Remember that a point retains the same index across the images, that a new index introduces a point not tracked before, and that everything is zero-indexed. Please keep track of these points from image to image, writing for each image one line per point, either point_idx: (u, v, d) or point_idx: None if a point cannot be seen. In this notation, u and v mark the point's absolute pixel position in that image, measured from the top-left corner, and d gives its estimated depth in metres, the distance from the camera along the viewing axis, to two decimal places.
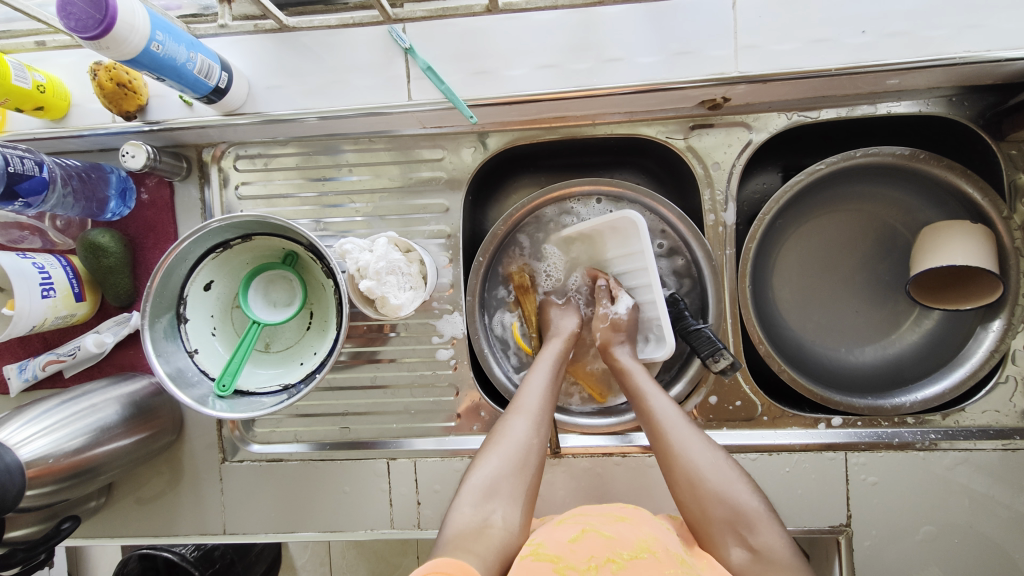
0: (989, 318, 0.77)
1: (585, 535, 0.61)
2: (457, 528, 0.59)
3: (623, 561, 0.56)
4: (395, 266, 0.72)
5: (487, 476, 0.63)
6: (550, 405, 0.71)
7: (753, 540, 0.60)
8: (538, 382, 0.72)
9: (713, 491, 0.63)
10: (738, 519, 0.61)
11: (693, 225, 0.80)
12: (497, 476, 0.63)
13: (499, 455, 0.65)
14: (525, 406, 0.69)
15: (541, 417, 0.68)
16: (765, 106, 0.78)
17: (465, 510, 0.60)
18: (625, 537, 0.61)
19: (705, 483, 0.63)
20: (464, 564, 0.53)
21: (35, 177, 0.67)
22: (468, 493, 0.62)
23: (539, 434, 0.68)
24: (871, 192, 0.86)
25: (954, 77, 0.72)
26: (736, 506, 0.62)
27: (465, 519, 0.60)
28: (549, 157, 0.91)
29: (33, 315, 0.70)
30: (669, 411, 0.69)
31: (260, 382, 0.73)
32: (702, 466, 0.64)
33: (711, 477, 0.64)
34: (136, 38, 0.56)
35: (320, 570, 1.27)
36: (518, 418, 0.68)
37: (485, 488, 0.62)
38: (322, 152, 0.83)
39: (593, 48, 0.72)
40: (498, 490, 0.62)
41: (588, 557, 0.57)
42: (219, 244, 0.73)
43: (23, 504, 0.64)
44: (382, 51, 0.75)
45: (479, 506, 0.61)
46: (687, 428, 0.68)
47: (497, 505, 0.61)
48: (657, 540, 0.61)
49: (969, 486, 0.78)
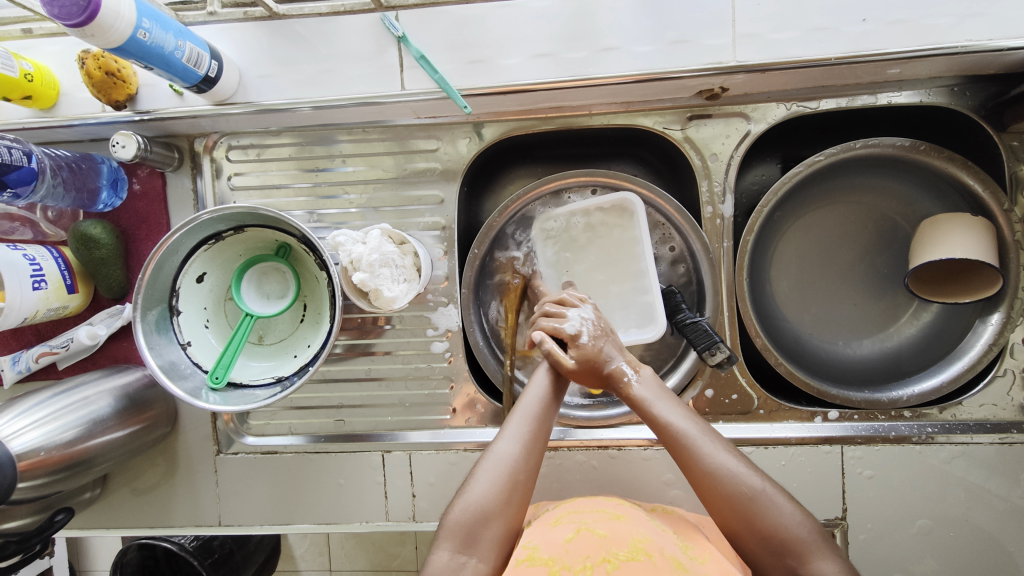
0: (988, 312, 0.77)
1: (580, 535, 0.61)
2: (432, 572, 0.58)
3: (618, 562, 0.56)
4: (388, 259, 0.72)
5: (469, 512, 0.60)
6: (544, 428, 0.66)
7: (803, 569, 0.56)
8: (529, 394, 0.67)
9: (756, 525, 0.58)
10: (785, 550, 0.57)
11: (690, 217, 0.79)
12: (480, 513, 0.60)
13: (486, 481, 0.62)
14: (512, 428, 0.65)
15: (531, 442, 0.64)
16: (764, 96, 0.77)
17: (442, 553, 0.59)
18: (619, 536, 0.60)
19: (748, 516, 0.58)
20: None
21: (23, 168, 0.66)
22: (447, 534, 0.60)
23: (526, 454, 0.63)
24: (870, 184, 0.85)
25: (955, 67, 0.70)
26: (782, 536, 0.57)
27: (440, 563, 0.58)
28: (546, 148, 0.90)
29: (24, 307, 0.70)
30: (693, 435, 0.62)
31: (253, 374, 0.73)
32: (744, 499, 0.59)
33: (755, 511, 0.58)
34: (122, 25, 0.55)
35: (319, 560, 1.28)
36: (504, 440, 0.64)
37: (463, 530, 0.59)
38: (317, 142, 0.83)
39: (589, 37, 0.71)
40: (478, 535, 0.59)
41: (582, 557, 0.57)
42: (211, 237, 0.72)
43: (16, 496, 0.64)
44: (375, 40, 0.74)
45: (457, 551, 0.59)
46: (720, 453, 0.61)
47: (474, 552, 0.59)
48: (651, 541, 0.60)
49: (965, 479, 0.78)
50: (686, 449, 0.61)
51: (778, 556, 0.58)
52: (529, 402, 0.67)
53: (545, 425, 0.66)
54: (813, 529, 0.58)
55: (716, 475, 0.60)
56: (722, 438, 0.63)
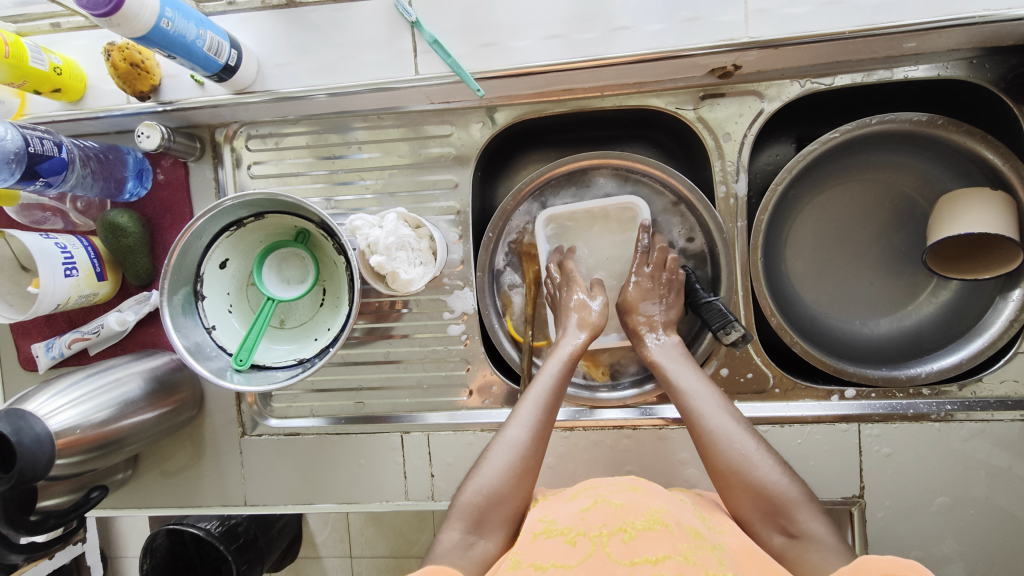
0: (1009, 288, 0.75)
1: (597, 506, 0.61)
2: (441, 550, 0.58)
3: (634, 531, 0.55)
4: (405, 242, 0.73)
5: (478, 497, 0.61)
6: (550, 412, 0.68)
7: (793, 528, 0.57)
8: (540, 384, 0.69)
9: (749, 481, 0.60)
10: (773, 507, 0.59)
11: (704, 198, 0.78)
12: (487, 497, 0.61)
13: (491, 472, 0.63)
14: (522, 413, 0.67)
15: (538, 426, 0.66)
16: (778, 74, 0.77)
17: (453, 532, 0.60)
18: (636, 506, 0.60)
19: (741, 472, 0.61)
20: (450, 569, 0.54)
21: (54, 158, 0.69)
22: (458, 514, 0.61)
23: (535, 442, 0.65)
24: (885, 161, 0.84)
25: (974, 38, 0.69)
26: (770, 493, 0.59)
27: (451, 540, 0.59)
28: (558, 131, 0.90)
29: (56, 294, 0.73)
30: (698, 394, 0.67)
31: (275, 357, 0.75)
32: (738, 453, 0.62)
33: (746, 466, 0.61)
34: (145, 14, 0.57)
35: (341, 546, 1.30)
36: (513, 427, 0.66)
37: (474, 512, 0.61)
38: (332, 130, 0.84)
39: (601, 18, 0.72)
40: (489, 517, 0.61)
41: (599, 525, 0.57)
42: (232, 223, 0.74)
43: (55, 473, 0.67)
44: (389, 26, 0.75)
45: (468, 531, 0.60)
46: (718, 411, 0.65)
47: (485, 532, 0.60)
48: (667, 512, 0.60)
49: (985, 457, 0.77)
50: (691, 406, 0.66)
51: (764, 514, 0.59)
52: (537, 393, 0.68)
53: (553, 411, 0.68)
54: (802, 491, 0.60)
55: (712, 431, 0.64)
56: (723, 398, 0.68)
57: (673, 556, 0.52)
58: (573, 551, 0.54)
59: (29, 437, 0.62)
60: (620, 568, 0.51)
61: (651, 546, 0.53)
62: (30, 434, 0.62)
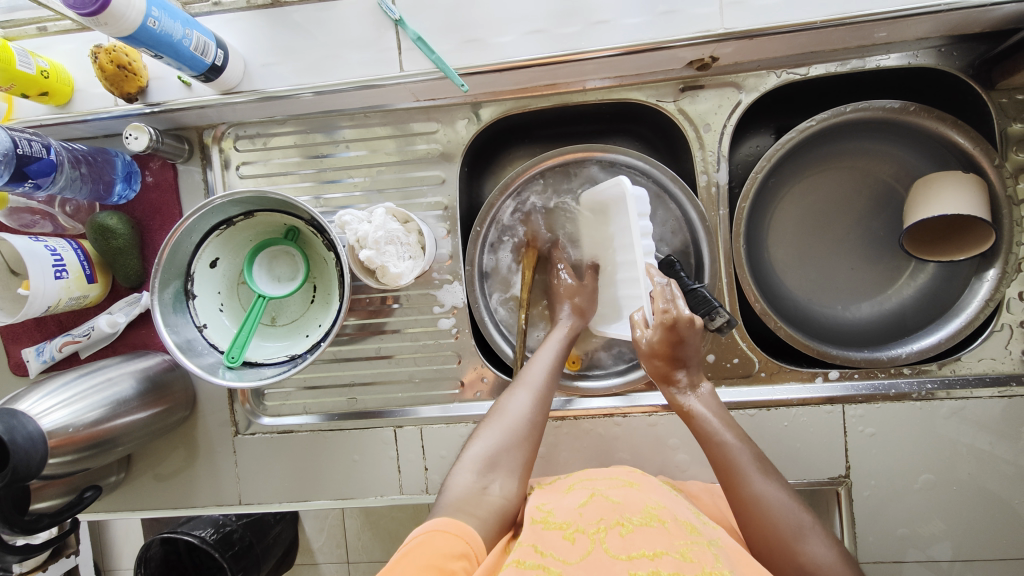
0: (984, 268, 0.77)
1: (594, 501, 0.62)
2: (456, 492, 0.60)
3: (631, 525, 0.56)
4: (394, 236, 0.74)
5: (486, 449, 0.64)
6: (554, 382, 0.71)
7: None
8: (542, 360, 0.73)
9: (798, 557, 0.58)
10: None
11: (686, 186, 0.80)
12: (495, 448, 0.64)
13: (498, 426, 0.66)
14: (527, 379, 0.71)
15: (543, 390, 0.69)
16: (755, 65, 0.79)
17: (467, 476, 0.61)
18: (632, 503, 0.61)
19: (791, 548, 0.58)
20: (462, 523, 0.56)
21: (43, 160, 0.69)
22: (468, 463, 0.63)
23: (542, 400, 0.69)
24: (862, 148, 0.86)
25: (942, 26, 0.72)
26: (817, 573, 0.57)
27: (465, 485, 0.60)
28: (543, 127, 0.92)
29: (47, 295, 0.73)
30: (743, 456, 0.64)
31: (267, 353, 0.76)
32: (788, 526, 0.59)
33: (797, 541, 0.58)
34: (132, 14, 0.58)
35: (337, 552, 1.30)
36: (520, 391, 0.69)
37: (485, 459, 0.63)
38: (319, 129, 0.85)
39: (580, 12, 0.73)
40: (500, 461, 0.63)
41: (597, 521, 0.58)
42: (222, 222, 0.75)
43: (47, 472, 0.67)
44: (374, 25, 0.76)
45: (480, 475, 0.61)
46: (763, 477, 0.62)
47: (496, 475, 0.62)
48: (664, 508, 0.61)
49: (967, 436, 0.79)
50: (733, 470, 0.63)
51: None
52: (540, 365, 0.72)
53: (554, 384, 0.71)
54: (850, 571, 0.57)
55: (759, 500, 0.61)
56: (765, 461, 0.64)
57: (670, 552, 0.52)
58: (572, 548, 0.54)
59: (22, 436, 0.62)
60: (617, 564, 0.51)
61: (647, 540, 0.54)
62: (23, 433, 0.63)
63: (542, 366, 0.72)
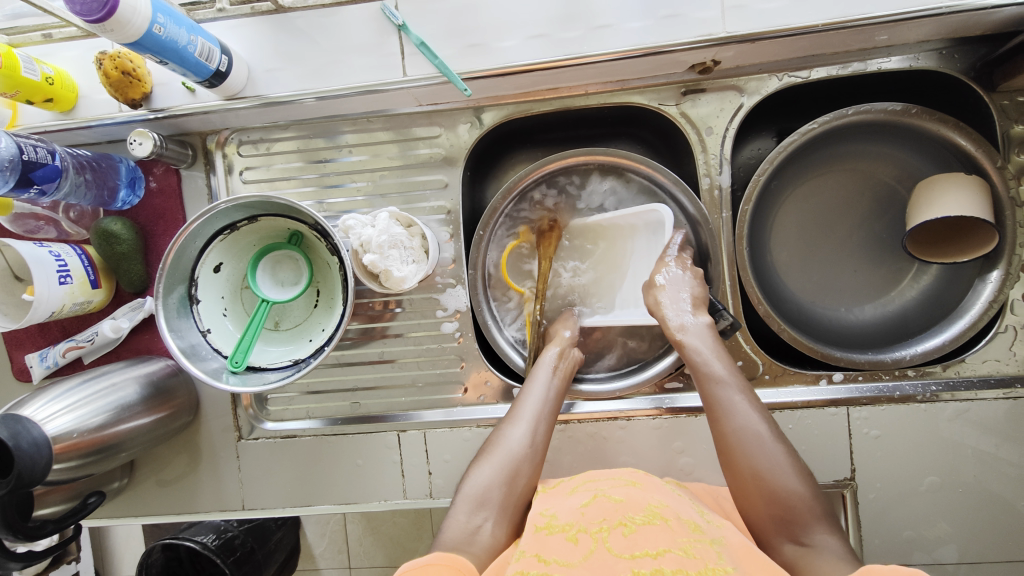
0: (988, 270, 0.77)
1: (596, 501, 0.62)
2: (450, 534, 0.60)
3: (634, 525, 0.56)
4: (397, 241, 0.74)
5: (482, 484, 0.64)
6: (549, 413, 0.71)
7: (804, 537, 0.57)
8: (537, 386, 0.72)
9: (769, 488, 0.60)
10: (787, 512, 0.58)
11: (688, 190, 0.79)
12: (490, 483, 0.64)
13: (492, 463, 0.66)
14: (522, 413, 0.70)
15: (538, 421, 0.69)
16: (756, 69, 0.79)
17: (460, 516, 0.62)
18: (635, 501, 0.61)
19: (764, 480, 0.60)
20: (456, 556, 0.56)
21: (48, 165, 0.70)
22: (463, 500, 0.64)
23: (535, 435, 0.68)
24: (863, 150, 0.86)
25: (942, 29, 0.72)
26: (783, 499, 0.59)
27: (458, 526, 0.61)
28: (545, 131, 0.92)
29: (51, 301, 0.73)
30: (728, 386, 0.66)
31: (271, 358, 0.76)
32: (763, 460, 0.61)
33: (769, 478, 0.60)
34: (138, 20, 0.59)
35: (339, 557, 1.30)
36: (513, 426, 0.69)
37: (479, 495, 0.63)
38: (321, 134, 0.86)
39: (582, 17, 0.74)
40: (491, 499, 0.63)
41: (599, 520, 0.57)
42: (226, 227, 0.75)
43: (52, 478, 0.67)
44: (377, 30, 0.77)
45: (472, 513, 0.62)
46: (747, 410, 0.64)
47: (489, 513, 0.62)
48: (666, 506, 0.61)
49: (971, 438, 0.79)
50: (716, 400, 0.65)
51: (774, 522, 0.59)
52: (535, 395, 0.71)
53: (552, 412, 0.71)
54: (817, 501, 0.59)
55: (737, 432, 0.63)
56: (752, 395, 0.66)
57: (673, 549, 0.52)
58: (575, 549, 0.54)
59: (26, 441, 0.62)
60: (621, 563, 0.51)
61: (651, 539, 0.53)
62: (28, 438, 0.63)
63: (539, 396, 0.71)
